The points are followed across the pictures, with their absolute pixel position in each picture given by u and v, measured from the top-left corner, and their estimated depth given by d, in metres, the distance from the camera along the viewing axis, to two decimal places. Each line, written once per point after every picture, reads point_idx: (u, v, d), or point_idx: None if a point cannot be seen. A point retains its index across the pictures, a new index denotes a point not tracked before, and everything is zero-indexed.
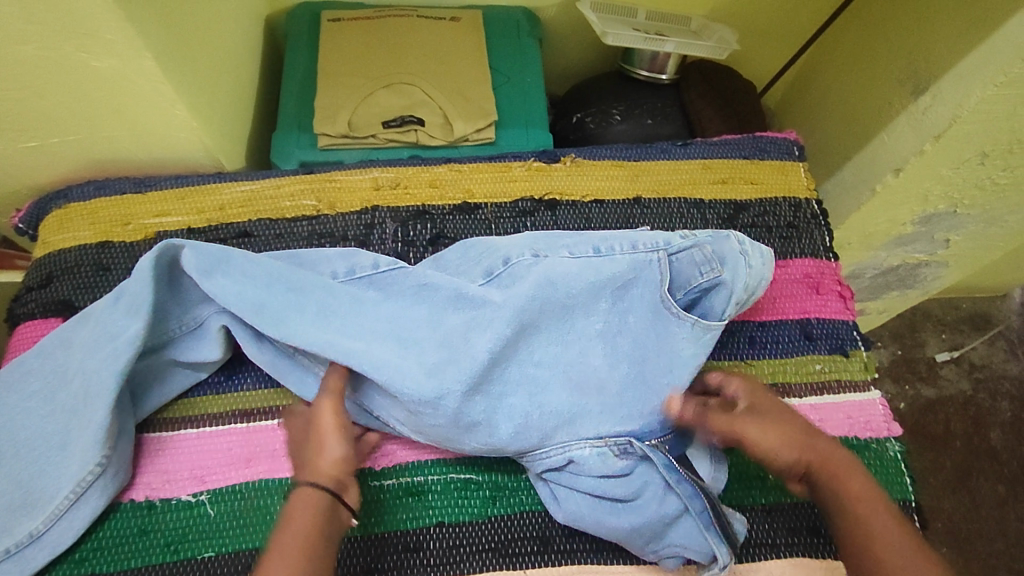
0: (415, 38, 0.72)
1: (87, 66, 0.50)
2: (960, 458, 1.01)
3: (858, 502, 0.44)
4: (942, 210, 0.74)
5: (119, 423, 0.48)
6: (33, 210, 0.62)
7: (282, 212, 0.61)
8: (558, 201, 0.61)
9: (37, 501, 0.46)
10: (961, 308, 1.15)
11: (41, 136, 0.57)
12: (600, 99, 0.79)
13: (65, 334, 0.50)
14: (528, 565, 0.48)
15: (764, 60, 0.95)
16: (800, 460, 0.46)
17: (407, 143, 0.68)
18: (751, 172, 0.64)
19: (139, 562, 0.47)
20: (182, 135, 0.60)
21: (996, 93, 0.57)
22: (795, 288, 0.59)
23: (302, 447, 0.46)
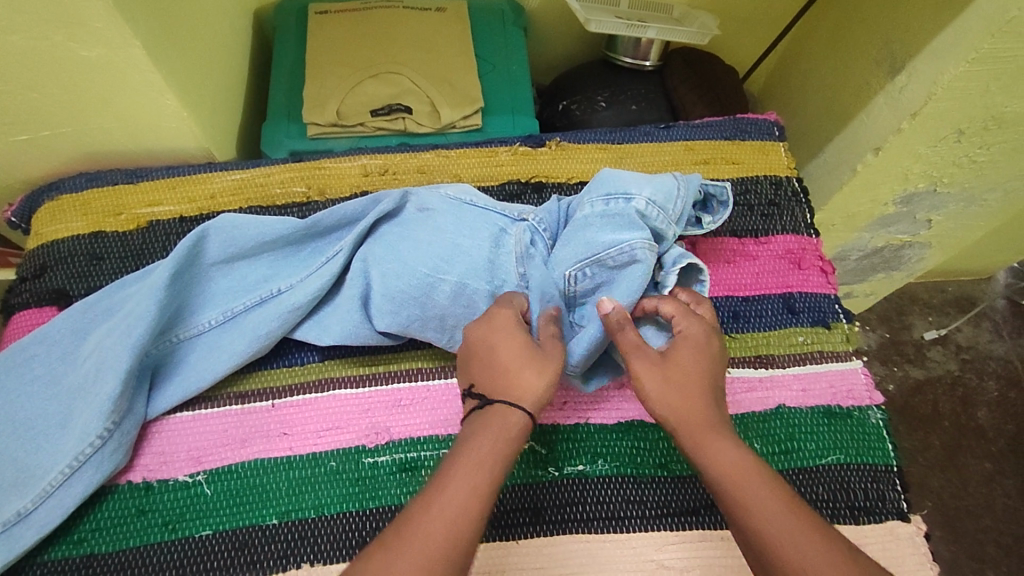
0: (400, 28, 0.73)
1: (75, 56, 0.51)
2: (949, 436, 1.03)
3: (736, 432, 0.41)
4: (922, 188, 0.75)
5: (127, 402, 0.50)
6: (26, 203, 0.63)
7: (272, 199, 0.62)
8: (544, 183, 0.63)
9: (29, 479, 0.47)
10: (947, 291, 1.17)
11: (32, 129, 0.58)
12: (585, 86, 0.80)
13: (79, 327, 0.53)
14: (520, 536, 0.49)
15: (746, 46, 0.97)
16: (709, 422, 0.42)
17: (395, 131, 0.69)
18: (733, 152, 0.65)
19: (137, 541, 0.48)
20: (172, 124, 0.61)
21: (969, 69, 0.59)
22: (777, 264, 0.60)
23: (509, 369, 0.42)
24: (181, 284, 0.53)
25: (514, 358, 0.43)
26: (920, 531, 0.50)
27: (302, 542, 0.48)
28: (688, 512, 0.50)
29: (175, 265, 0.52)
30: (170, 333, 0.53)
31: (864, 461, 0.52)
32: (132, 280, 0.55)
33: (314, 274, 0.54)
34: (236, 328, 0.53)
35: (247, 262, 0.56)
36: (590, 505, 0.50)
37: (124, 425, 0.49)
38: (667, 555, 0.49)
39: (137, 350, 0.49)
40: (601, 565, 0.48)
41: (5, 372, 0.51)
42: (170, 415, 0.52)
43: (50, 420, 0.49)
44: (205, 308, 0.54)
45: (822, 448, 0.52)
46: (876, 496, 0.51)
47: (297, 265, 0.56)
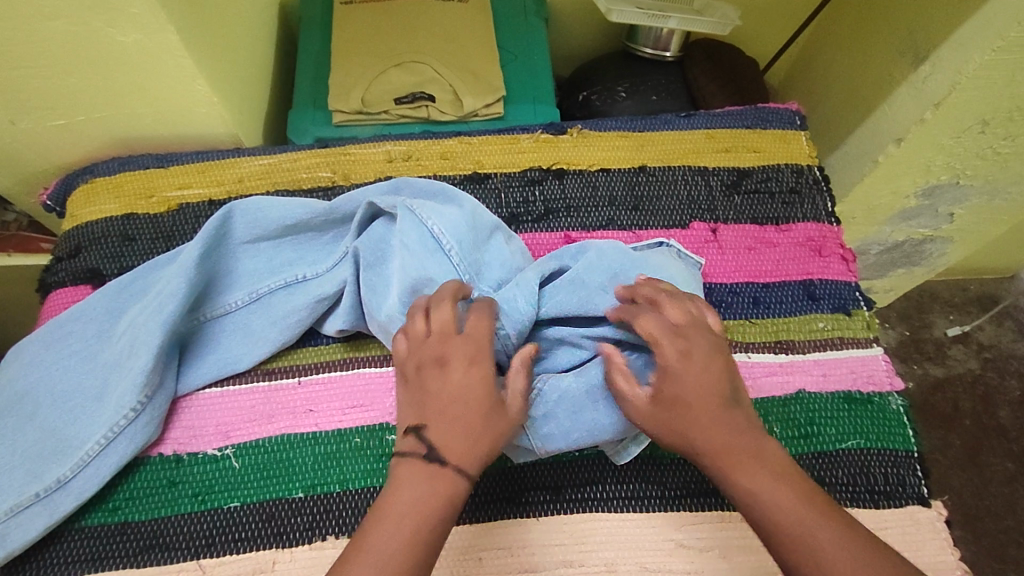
0: (424, 18, 0.74)
1: (114, 42, 0.53)
2: (969, 435, 1.02)
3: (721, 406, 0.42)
4: (944, 181, 0.75)
5: (159, 376, 0.51)
6: (62, 186, 0.65)
7: (298, 183, 0.63)
8: (565, 170, 0.63)
9: (67, 448, 0.49)
10: (968, 289, 1.16)
11: (69, 113, 0.60)
12: (605, 77, 0.81)
13: (115, 304, 0.55)
14: (540, 514, 0.49)
15: (767, 39, 0.97)
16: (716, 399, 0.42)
17: (418, 119, 0.70)
18: (754, 140, 0.65)
19: (167, 511, 0.50)
20: (203, 110, 0.62)
21: (994, 58, 0.58)
22: (798, 251, 0.60)
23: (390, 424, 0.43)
24: (210, 264, 0.54)
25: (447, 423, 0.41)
26: (941, 516, 0.50)
27: (327, 515, 0.49)
28: (708, 493, 0.51)
29: (205, 244, 0.53)
30: (200, 311, 0.54)
31: (884, 446, 0.52)
32: (164, 260, 0.56)
33: (338, 263, 0.55)
34: (264, 310, 0.55)
35: (272, 243, 0.57)
36: (609, 485, 0.51)
37: (156, 399, 0.51)
38: (686, 535, 0.49)
39: (169, 326, 0.51)
40: (619, 544, 0.49)
41: (46, 347, 0.53)
42: (199, 391, 0.54)
43: (88, 392, 0.51)
44: (232, 289, 0.55)
45: (842, 434, 0.52)
46: (896, 481, 0.51)
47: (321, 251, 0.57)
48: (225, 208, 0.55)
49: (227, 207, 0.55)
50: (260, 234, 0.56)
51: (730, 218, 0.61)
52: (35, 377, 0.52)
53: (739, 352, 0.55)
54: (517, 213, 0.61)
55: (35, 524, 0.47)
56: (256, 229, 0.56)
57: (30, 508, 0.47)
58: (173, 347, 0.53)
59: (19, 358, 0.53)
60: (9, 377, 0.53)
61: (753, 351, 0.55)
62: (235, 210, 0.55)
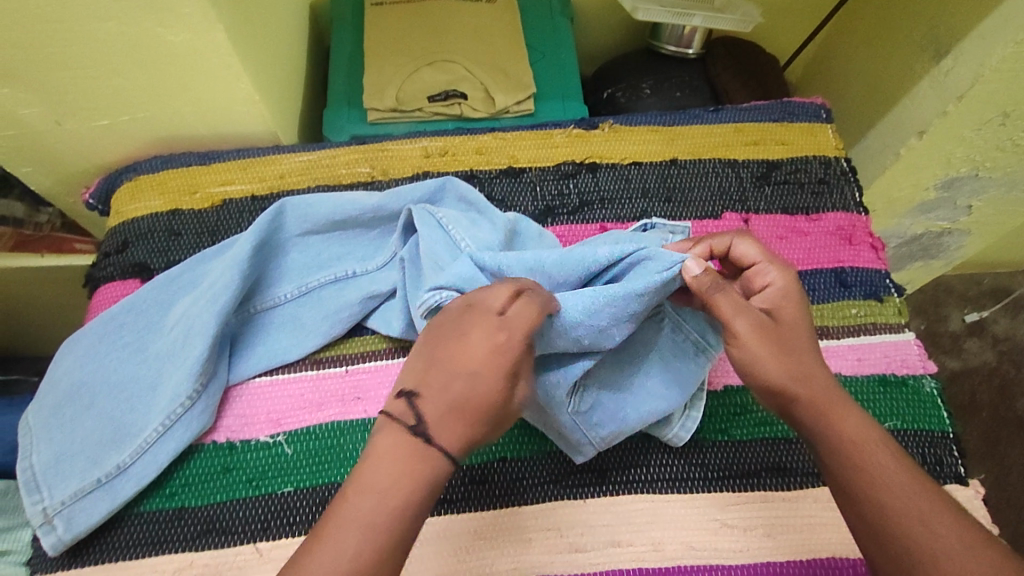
0: (455, 18, 0.76)
1: (163, 42, 0.54)
2: (987, 426, 1.03)
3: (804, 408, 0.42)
4: (964, 173, 0.76)
5: (212, 365, 0.52)
6: (104, 185, 0.66)
7: (338, 179, 0.64)
8: (599, 163, 0.65)
9: (126, 435, 0.50)
10: (982, 283, 1.17)
11: (114, 113, 0.62)
12: (630, 74, 0.83)
13: (167, 297, 0.56)
14: (586, 495, 0.51)
15: (784, 37, 0.99)
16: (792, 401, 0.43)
17: (451, 116, 0.72)
18: (782, 133, 0.67)
19: (223, 497, 0.51)
20: (243, 109, 0.64)
21: (1016, 50, 0.60)
22: (829, 240, 0.62)
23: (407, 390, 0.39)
24: (261, 257, 0.56)
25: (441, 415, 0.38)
26: (977, 494, 0.51)
27: None
28: (750, 474, 0.52)
29: (257, 238, 0.54)
30: (250, 303, 0.56)
31: (919, 428, 0.53)
32: (212, 253, 0.58)
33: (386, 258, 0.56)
34: (313, 303, 0.57)
35: (319, 237, 0.58)
36: (653, 467, 0.52)
37: (210, 388, 0.52)
38: (730, 515, 0.50)
39: (223, 317, 0.52)
40: (665, 525, 0.50)
41: (101, 338, 0.55)
42: (249, 380, 0.55)
43: (143, 381, 0.53)
44: (281, 282, 0.57)
45: (879, 415, 0.54)
46: (933, 461, 0.52)
47: (366, 246, 0.59)
48: (275, 202, 0.57)
49: (278, 200, 0.57)
50: (308, 228, 0.57)
51: (761, 209, 0.63)
52: (91, 368, 0.53)
53: None
54: (552, 206, 0.63)
55: (97, 508, 0.49)
56: (304, 223, 0.57)
57: (92, 493, 0.49)
58: (224, 338, 0.54)
59: (75, 349, 0.55)
60: (65, 368, 0.54)
61: None
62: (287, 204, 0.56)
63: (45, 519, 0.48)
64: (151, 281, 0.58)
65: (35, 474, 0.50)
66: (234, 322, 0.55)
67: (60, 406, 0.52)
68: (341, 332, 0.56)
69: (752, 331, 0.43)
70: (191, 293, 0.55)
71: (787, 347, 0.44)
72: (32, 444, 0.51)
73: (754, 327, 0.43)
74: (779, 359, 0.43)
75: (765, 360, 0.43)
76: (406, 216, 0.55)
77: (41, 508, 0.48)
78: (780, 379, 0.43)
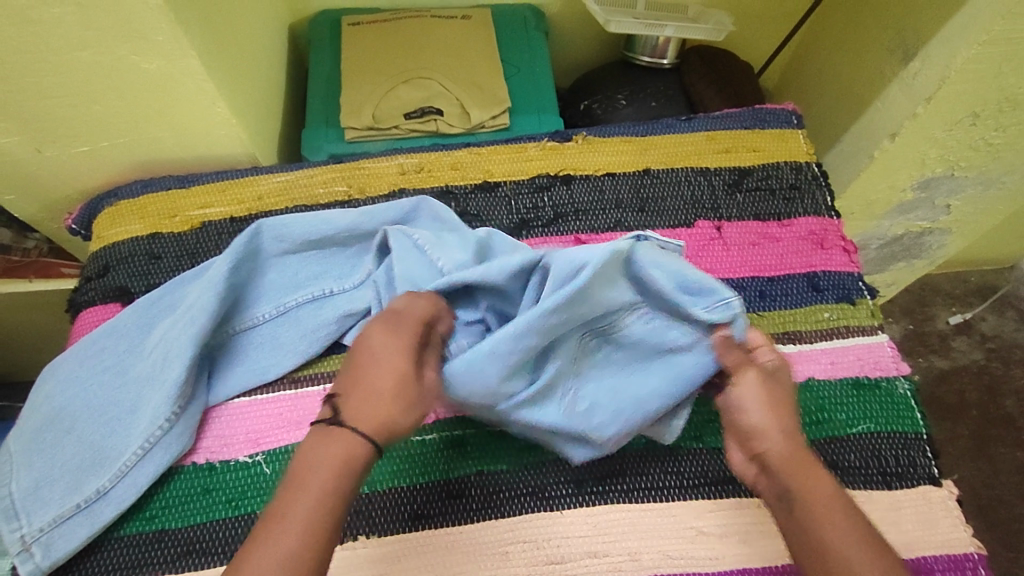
0: (430, 37, 0.77)
1: (138, 69, 0.55)
2: (977, 425, 1.03)
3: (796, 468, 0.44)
4: (939, 173, 0.77)
5: (190, 388, 0.53)
6: (86, 211, 0.67)
7: (316, 199, 0.65)
8: (572, 176, 0.66)
9: (105, 459, 0.51)
10: (969, 281, 1.18)
11: (93, 139, 0.63)
12: (605, 86, 0.84)
13: (144, 321, 0.57)
14: (563, 507, 0.51)
15: (760, 44, 1.00)
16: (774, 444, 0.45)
17: (428, 132, 0.73)
18: (753, 140, 0.68)
19: (203, 517, 0.51)
20: (221, 131, 0.65)
21: (980, 51, 0.61)
22: (801, 245, 0.62)
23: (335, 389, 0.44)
24: (238, 279, 0.56)
25: (382, 392, 0.43)
26: (952, 494, 0.52)
27: (356, 517, 0.50)
28: (726, 481, 0.52)
29: (233, 259, 0.55)
30: (228, 324, 0.56)
31: (893, 429, 0.54)
32: (190, 276, 0.58)
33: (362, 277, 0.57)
34: (291, 323, 0.57)
35: (296, 257, 0.59)
36: (629, 476, 0.52)
37: (188, 410, 0.53)
38: (706, 522, 0.51)
39: (201, 339, 0.53)
40: (642, 533, 0.50)
41: (80, 363, 0.55)
42: (229, 401, 0.55)
43: (122, 405, 0.53)
44: (259, 303, 0.58)
45: (852, 418, 0.54)
46: (907, 462, 0.53)
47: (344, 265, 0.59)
48: (251, 224, 0.57)
49: (252, 222, 0.58)
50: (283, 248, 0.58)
51: (734, 216, 0.63)
52: (69, 394, 0.54)
53: None
54: (527, 219, 0.63)
55: (77, 533, 0.49)
56: (279, 242, 0.58)
57: (72, 518, 0.49)
58: (203, 360, 0.55)
59: (55, 375, 0.55)
60: (45, 395, 0.55)
61: None
62: (263, 224, 0.57)
63: (23, 546, 0.48)
64: (130, 305, 0.58)
65: (16, 501, 0.50)
66: (212, 344, 0.56)
67: (39, 433, 0.53)
68: (319, 351, 0.56)
69: (757, 383, 0.47)
70: (168, 316, 0.56)
71: (785, 409, 0.47)
72: (11, 471, 0.52)
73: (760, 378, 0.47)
74: (767, 415, 0.46)
75: (764, 425, 0.46)
76: (382, 236, 0.57)
77: (20, 535, 0.49)
78: (766, 429, 0.45)
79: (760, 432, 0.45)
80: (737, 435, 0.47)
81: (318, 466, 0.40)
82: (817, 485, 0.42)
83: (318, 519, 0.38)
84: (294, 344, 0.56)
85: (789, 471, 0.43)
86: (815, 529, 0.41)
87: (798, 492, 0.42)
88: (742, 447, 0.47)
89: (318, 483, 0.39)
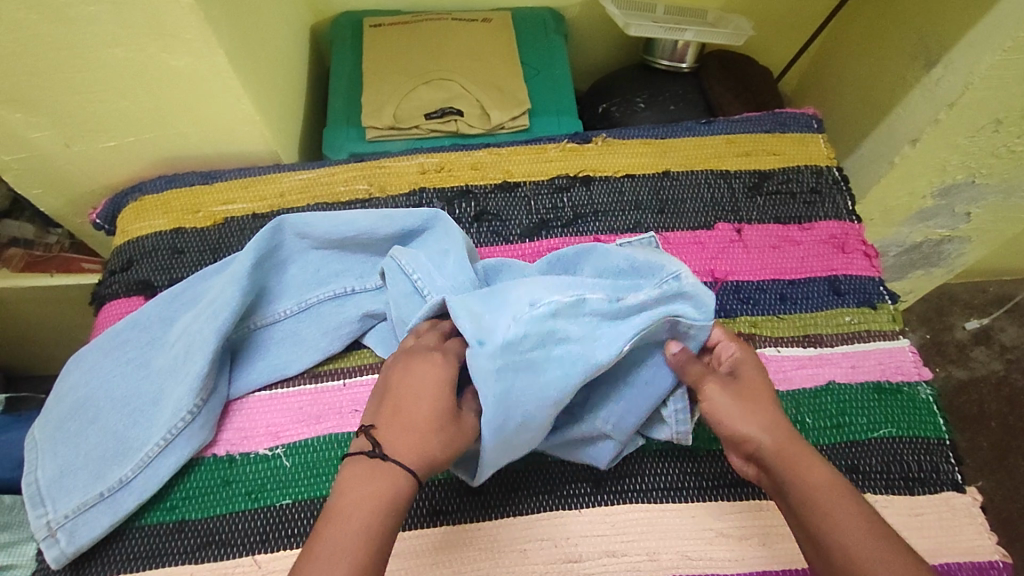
0: (451, 38, 0.78)
1: (167, 66, 0.56)
2: (996, 437, 1.01)
3: (803, 468, 0.42)
4: (961, 180, 0.76)
5: (213, 380, 0.53)
6: (110, 205, 0.68)
7: (337, 196, 0.66)
8: (592, 177, 0.66)
9: (128, 449, 0.51)
10: (988, 291, 1.17)
11: (120, 135, 0.63)
12: (624, 89, 0.84)
13: (168, 314, 0.57)
14: (581, 505, 0.51)
15: (778, 49, 1.00)
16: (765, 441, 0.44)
17: (447, 133, 0.73)
18: (774, 144, 0.68)
19: (223, 509, 0.51)
20: (244, 129, 0.65)
21: (1004, 58, 0.60)
22: (821, 249, 0.62)
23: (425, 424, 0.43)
24: (261, 274, 0.57)
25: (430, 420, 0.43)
26: (975, 501, 0.51)
27: None
28: (746, 483, 0.52)
29: (255, 255, 0.56)
30: (250, 319, 0.57)
31: (916, 435, 0.53)
32: (213, 270, 0.59)
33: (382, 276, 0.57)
34: (312, 319, 0.58)
35: (318, 254, 0.59)
36: (647, 476, 0.52)
37: (210, 403, 0.53)
38: (726, 524, 0.50)
39: (224, 333, 0.53)
40: (661, 534, 0.50)
41: (106, 354, 0.56)
42: (250, 394, 0.56)
43: (145, 397, 0.54)
44: (281, 298, 0.58)
45: (874, 422, 0.54)
46: (930, 468, 0.52)
47: (365, 262, 0.60)
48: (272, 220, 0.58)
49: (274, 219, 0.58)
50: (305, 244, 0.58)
51: (754, 218, 0.63)
52: (95, 384, 0.55)
53: (769, 346, 0.57)
54: (546, 219, 0.64)
55: (100, 522, 0.50)
56: (301, 238, 0.58)
57: (95, 507, 0.50)
58: (225, 353, 0.56)
59: (81, 366, 0.56)
60: (70, 385, 0.55)
61: (782, 345, 0.57)
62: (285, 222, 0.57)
63: (49, 532, 0.49)
64: (154, 298, 0.59)
65: (41, 488, 0.51)
66: (234, 338, 0.57)
67: (65, 421, 0.54)
68: (340, 347, 0.57)
69: (721, 390, 0.46)
70: (192, 309, 0.56)
71: (758, 403, 0.46)
72: (36, 460, 0.52)
73: (723, 386, 0.46)
74: (754, 421, 0.45)
75: (745, 416, 0.45)
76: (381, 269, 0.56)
77: (45, 521, 0.49)
78: (749, 433, 0.44)
79: (749, 437, 0.44)
80: (726, 441, 0.46)
81: (359, 501, 0.39)
82: (810, 478, 0.42)
83: (363, 557, 0.37)
84: (316, 340, 0.57)
85: (786, 468, 0.43)
86: (819, 526, 0.40)
87: (799, 489, 0.41)
88: (737, 451, 0.46)
89: (360, 518, 0.38)
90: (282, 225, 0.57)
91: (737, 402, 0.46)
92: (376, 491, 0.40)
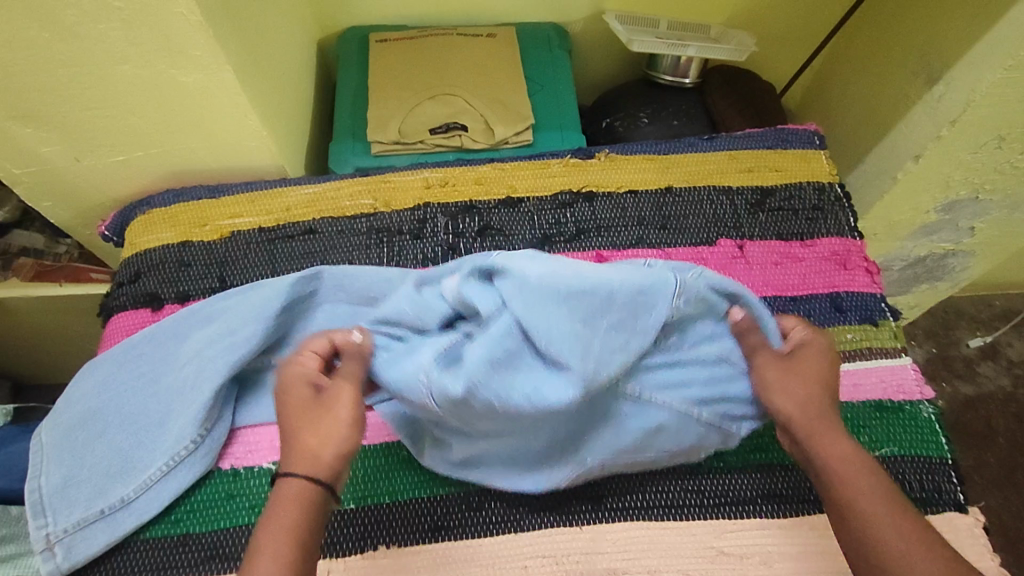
0: (455, 54, 0.79)
1: (176, 83, 0.57)
2: (1004, 453, 1.01)
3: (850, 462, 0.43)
4: (964, 196, 0.77)
5: (216, 411, 0.54)
6: (119, 218, 0.69)
7: (343, 211, 0.66)
8: (595, 192, 0.66)
9: (132, 469, 0.52)
10: (994, 305, 1.16)
11: (129, 150, 0.64)
12: (627, 104, 0.84)
13: (185, 333, 0.57)
14: (583, 522, 0.51)
15: (782, 64, 1.00)
16: (797, 411, 0.45)
17: (452, 147, 0.74)
18: (777, 160, 0.68)
19: (225, 523, 0.52)
20: (252, 144, 0.66)
21: (1006, 76, 0.61)
22: (823, 266, 0.62)
23: (293, 436, 0.43)
24: (288, 316, 0.57)
25: (297, 418, 0.43)
26: (977, 521, 0.51)
27: (378, 526, 0.51)
28: (749, 501, 0.52)
29: (284, 298, 0.55)
30: (268, 354, 0.57)
31: (918, 453, 0.53)
32: (233, 293, 0.59)
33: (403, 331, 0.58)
34: None
35: (348, 307, 0.58)
36: (649, 493, 0.52)
37: (214, 432, 0.54)
38: (727, 543, 0.50)
39: (236, 367, 0.54)
40: (661, 552, 0.50)
41: (119, 366, 0.56)
42: (257, 427, 0.56)
43: (156, 417, 0.54)
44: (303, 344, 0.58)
45: (876, 441, 0.54)
46: (932, 487, 0.52)
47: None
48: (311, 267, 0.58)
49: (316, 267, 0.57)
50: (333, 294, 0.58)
51: (756, 235, 0.64)
52: (105, 398, 0.55)
53: None
54: (549, 234, 0.64)
55: (97, 539, 0.50)
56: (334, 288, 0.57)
57: (95, 523, 0.50)
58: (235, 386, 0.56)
59: (93, 376, 0.56)
60: (79, 394, 0.56)
61: None
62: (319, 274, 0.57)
63: (46, 545, 0.49)
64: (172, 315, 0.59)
65: (43, 497, 0.51)
66: (247, 370, 0.57)
67: (71, 433, 0.54)
68: None
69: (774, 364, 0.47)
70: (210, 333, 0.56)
71: (803, 371, 0.47)
72: (40, 467, 0.53)
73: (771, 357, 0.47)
74: (799, 388, 0.46)
75: (782, 388, 0.46)
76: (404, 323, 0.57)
77: (44, 533, 0.50)
78: (787, 400, 0.46)
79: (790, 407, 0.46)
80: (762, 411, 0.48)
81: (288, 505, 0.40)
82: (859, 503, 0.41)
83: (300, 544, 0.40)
84: None
85: (814, 441, 0.44)
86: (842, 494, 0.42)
87: (828, 463, 0.43)
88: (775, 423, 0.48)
89: (291, 516, 0.40)
90: (314, 274, 0.57)
91: (800, 372, 0.47)
92: (294, 491, 0.41)
